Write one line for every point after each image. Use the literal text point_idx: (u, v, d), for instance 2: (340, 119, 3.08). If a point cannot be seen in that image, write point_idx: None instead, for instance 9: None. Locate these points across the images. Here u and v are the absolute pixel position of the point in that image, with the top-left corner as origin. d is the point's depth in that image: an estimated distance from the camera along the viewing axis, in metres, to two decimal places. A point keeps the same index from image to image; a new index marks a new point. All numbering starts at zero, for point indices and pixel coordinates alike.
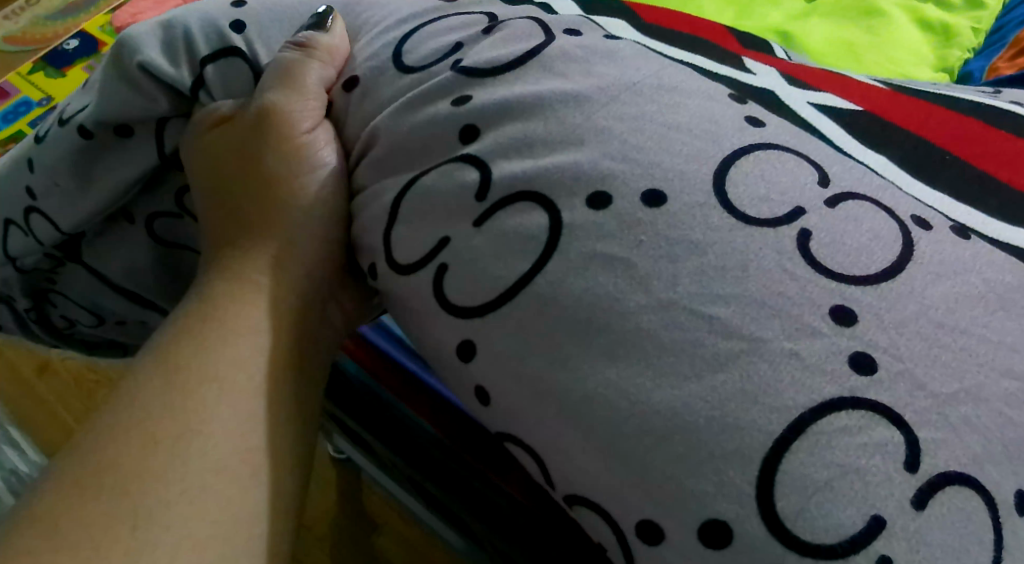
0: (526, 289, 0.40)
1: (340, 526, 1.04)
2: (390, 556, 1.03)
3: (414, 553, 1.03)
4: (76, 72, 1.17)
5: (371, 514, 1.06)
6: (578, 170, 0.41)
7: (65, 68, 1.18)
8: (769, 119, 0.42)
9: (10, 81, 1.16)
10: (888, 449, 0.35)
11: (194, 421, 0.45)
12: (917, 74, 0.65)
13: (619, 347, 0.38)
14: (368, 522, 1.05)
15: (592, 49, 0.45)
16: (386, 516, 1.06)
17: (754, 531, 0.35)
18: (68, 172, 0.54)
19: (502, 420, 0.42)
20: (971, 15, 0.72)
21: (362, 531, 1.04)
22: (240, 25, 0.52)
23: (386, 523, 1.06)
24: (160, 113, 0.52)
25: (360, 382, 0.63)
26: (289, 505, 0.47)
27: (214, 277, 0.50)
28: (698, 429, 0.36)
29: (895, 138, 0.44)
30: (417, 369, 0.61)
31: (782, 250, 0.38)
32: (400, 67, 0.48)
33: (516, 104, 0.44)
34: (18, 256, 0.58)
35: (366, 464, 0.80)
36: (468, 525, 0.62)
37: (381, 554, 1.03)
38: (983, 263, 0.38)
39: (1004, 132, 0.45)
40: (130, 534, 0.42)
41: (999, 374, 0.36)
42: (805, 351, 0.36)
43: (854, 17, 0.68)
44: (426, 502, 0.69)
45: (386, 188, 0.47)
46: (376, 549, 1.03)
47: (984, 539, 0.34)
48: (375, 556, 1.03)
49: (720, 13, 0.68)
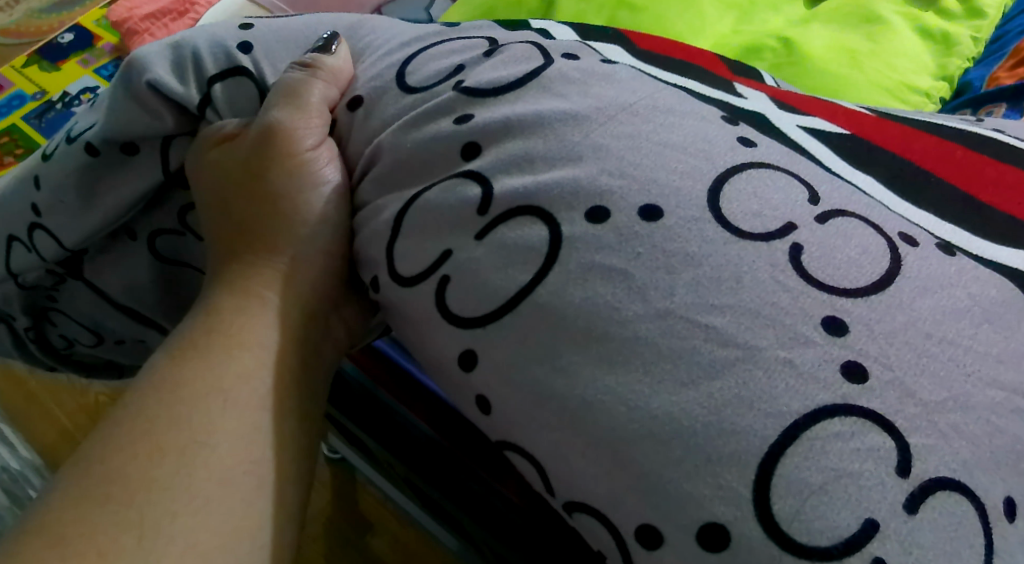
0: (526, 299, 0.41)
1: (337, 526, 1.04)
2: (382, 557, 1.02)
3: (407, 554, 1.03)
4: (71, 65, 1.20)
5: (364, 514, 1.06)
6: (577, 185, 0.42)
7: (59, 62, 1.21)
8: (761, 139, 0.44)
9: (5, 74, 1.18)
10: (880, 454, 0.36)
11: (199, 431, 0.45)
12: (916, 80, 0.71)
13: (618, 355, 0.39)
14: (361, 523, 1.05)
15: (589, 72, 0.47)
16: (380, 517, 1.05)
17: (750, 534, 0.36)
18: (73, 189, 0.54)
19: (503, 427, 0.42)
20: (971, 24, 0.79)
21: (357, 533, 1.04)
22: (247, 46, 0.54)
23: (379, 523, 1.05)
24: (166, 130, 0.53)
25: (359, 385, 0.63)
26: (291, 516, 0.47)
27: (219, 291, 0.51)
28: (695, 434, 0.37)
29: (883, 159, 0.45)
30: (415, 370, 0.60)
31: (775, 262, 0.39)
32: (403, 87, 0.50)
33: (517, 122, 0.45)
34: (20, 271, 0.59)
35: (359, 462, 0.81)
36: (464, 527, 0.64)
37: (374, 556, 1.02)
38: (968, 278, 0.40)
39: (984, 157, 0.47)
40: (135, 544, 0.42)
41: (985, 384, 0.37)
42: (798, 359, 0.37)
43: (854, 24, 0.74)
44: (422, 505, 0.70)
45: (389, 203, 0.48)
46: (370, 550, 1.03)
47: (975, 544, 0.35)
48: (368, 557, 1.02)
49: (720, 23, 0.74)
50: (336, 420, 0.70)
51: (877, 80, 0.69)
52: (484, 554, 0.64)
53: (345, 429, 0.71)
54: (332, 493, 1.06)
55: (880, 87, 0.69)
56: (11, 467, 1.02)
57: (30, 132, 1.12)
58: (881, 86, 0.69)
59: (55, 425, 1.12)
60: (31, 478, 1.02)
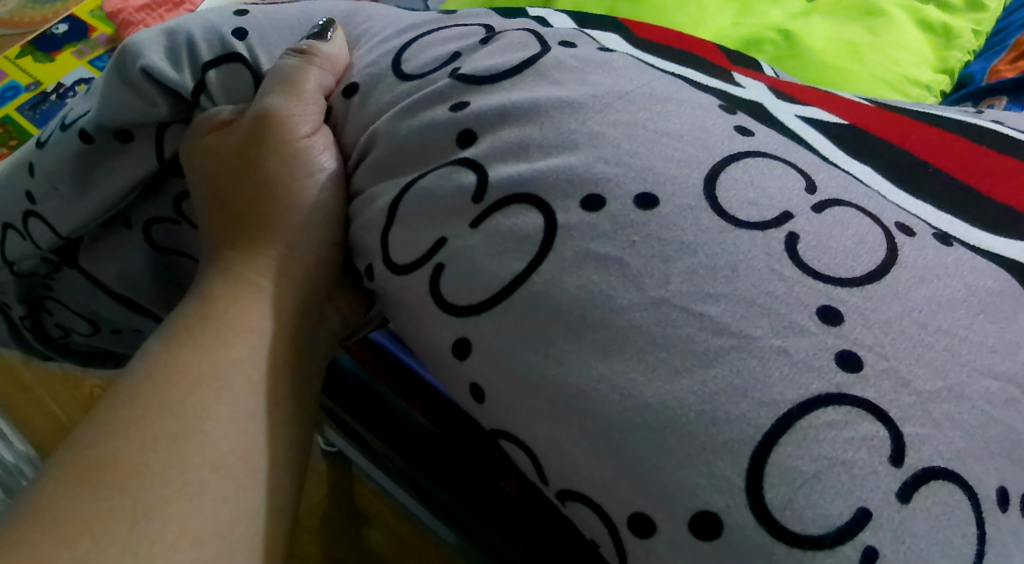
0: (521, 288, 0.41)
1: (333, 519, 1.05)
2: (379, 549, 1.02)
3: (403, 546, 1.03)
4: (65, 57, 1.19)
5: (359, 507, 1.06)
6: (572, 173, 0.42)
7: (53, 54, 1.20)
8: (758, 129, 0.44)
9: None
10: (874, 443, 0.36)
11: (193, 418, 0.45)
12: (916, 73, 0.71)
13: (612, 343, 0.39)
14: (357, 515, 1.05)
15: (587, 59, 0.46)
16: (376, 509, 1.05)
17: (743, 522, 0.36)
18: (67, 176, 0.54)
19: (497, 415, 0.42)
20: (971, 17, 0.78)
21: (351, 524, 1.04)
22: (242, 33, 0.54)
23: (375, 516, 1.05)
24: (161, 117, 0.53)
25: (355, 375, 0.63)
26: (285, 502, 0.47)
27: (213, 278, 0.51)
28: (688, 422, 0.37)
29: (880, 149, 0.45)
30: (411, 362, 0.59)
31: (771, 251, 0.39)
32: (399, 74, 0.50)
33: (513, 109, 0.45)
34: (15, 260, 0.58)
35: (355, 455, 0.81)
36: (459, 518, 0.64)
37: (371, 548, 1.02)
38: (964, 268, 0.39)
39: (982, 148, 0.46)
40: (129, 530, 0.42)
41: (980, 374, 0.37)
42: (793, 348, 0.37)
43: (856, 17, 0.74)
44: (419, 497, 0.70)
45: (384, 191, 0.48)
46: (366, 543, 1.03)
47: (967, 533, 0.35)
48: (365, 549, 1.02)
49: (720, 13, 0.74)
50: (331, 412, 0.70)
51: (877, 72, 0.69)
52: (479, 544, 0.64)
53: (341, 421, 0.71)
54: (328, 487, 1.06)
55: (881, 79, 0.68)
56: (6, 460, 1.01)
57: (24, 122, 1.12)
58: (882, 79, 0.69)
59: (49, 417, 1.12)
60: (26, 470, 1.02)
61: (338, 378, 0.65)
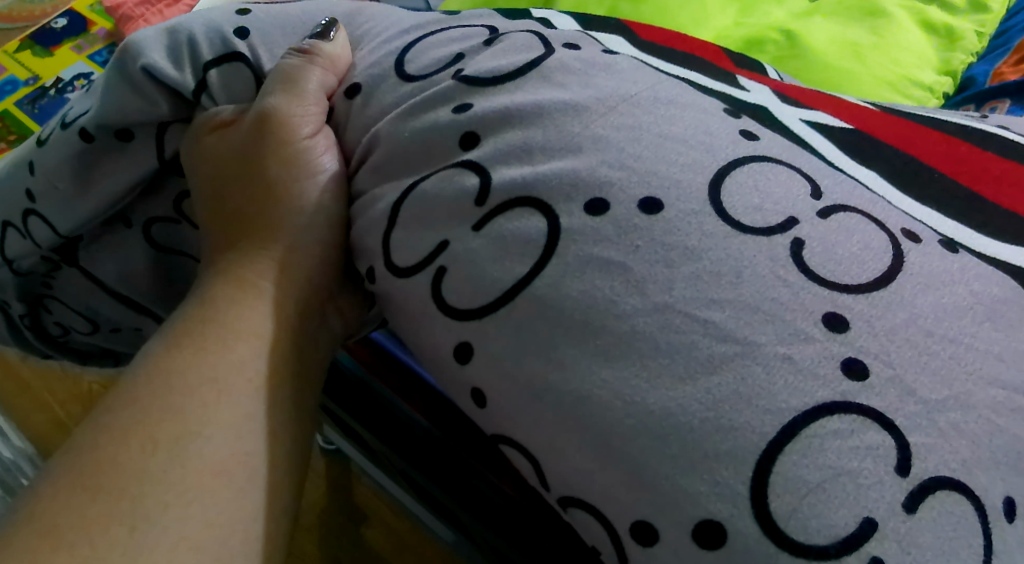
0: (523, 291, 0.41)
1: (332, 517, 1.04)
2: (378, 547, 1.02)
3: (402, 544, 1.03)
4: (65, 51, 1.19)
5: (358, 505, 1.05)
6: (576, 176, 0.42)
7: (53, 48, 1.19)
8: (763, 133, 0.43)
9: None
10: (879, 452, 0.35)
11: (193, 422, 0.45)
12: (920, 75, 0.71)
13: (615, 349, 0.39)
14: (356, 514, 1.05)
15: (591, 62, 0.46)
16: (375, 508, 1.05)
17: (747, 531, 0.36)
18: (67, 175, 0.54)
19: (498, 420, 0.42)
20: (976, 19, 0.78)
21: (351, 523, 1.04)
22: (244, 32, 0.53)
23: (374, 514, 1.05)
24: (161, 116, 0.53)
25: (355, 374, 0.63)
26: (285, 506, 0.47)
27: (214, 279, 0.50)
28: (692, 430, 0.37)
29: (886, 154, 0.45)
30: (411, 361, 0.59)
31: (776, 257, 0.38)
32: (402, 75, 0.49)
33: (516, 112, 0.45)
34: (15, 258, 0.58)
35: (356, 454, 0.80)
36: (458, 519, 0.64)
37: (370, 546, 1.02)
38: (970, 275, 0.39)
39: (988, 153, 0.46)
40: (128, 535, 0.42)
41: (986, 383, 0.37)
42: (798, 355, 0.37)
43: (859, 18, 0.73)
44: (418, 497, 0.70)
45: (386, 193, 0.47)
46: (365, 541, 1.03)
47: (973, 544, 0.35)
48: (364, 548, 1.02)
49: (723, 13, 0.73)
50: (331, 411, 0.70)
51: (880, 73, 0.68)
52: (478, 545, 0.64)
53: (341, 421, 0.71)
54: (327, 484, 1.06)
55: (884, 82, 0.68)
56: (6, 457, 1.01)
57: (23, 117, 1.11)
58: (886, 81, 0.68)
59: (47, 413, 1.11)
60: (26, 469, 1.02)
61: (338, 378, 0.65)
